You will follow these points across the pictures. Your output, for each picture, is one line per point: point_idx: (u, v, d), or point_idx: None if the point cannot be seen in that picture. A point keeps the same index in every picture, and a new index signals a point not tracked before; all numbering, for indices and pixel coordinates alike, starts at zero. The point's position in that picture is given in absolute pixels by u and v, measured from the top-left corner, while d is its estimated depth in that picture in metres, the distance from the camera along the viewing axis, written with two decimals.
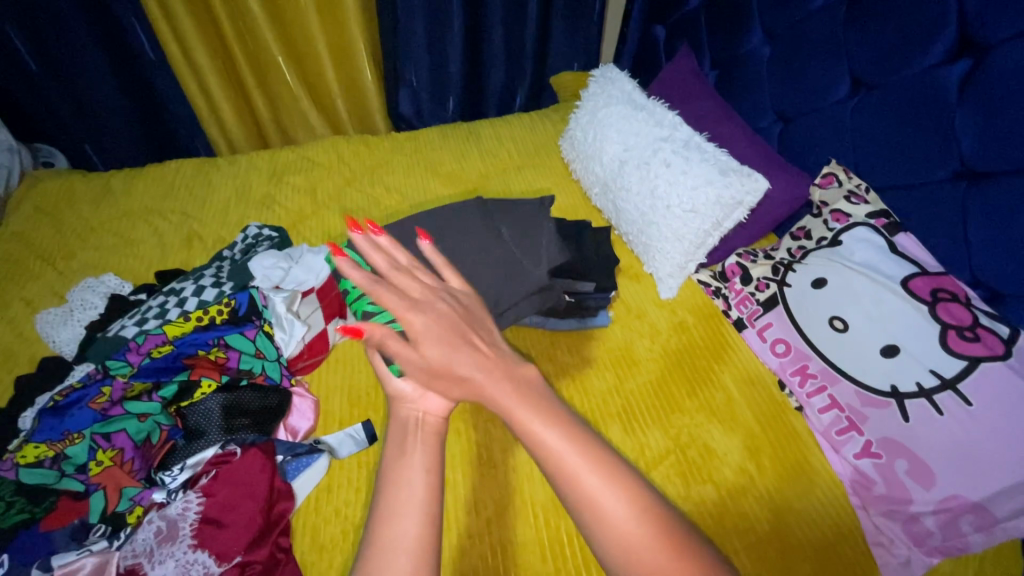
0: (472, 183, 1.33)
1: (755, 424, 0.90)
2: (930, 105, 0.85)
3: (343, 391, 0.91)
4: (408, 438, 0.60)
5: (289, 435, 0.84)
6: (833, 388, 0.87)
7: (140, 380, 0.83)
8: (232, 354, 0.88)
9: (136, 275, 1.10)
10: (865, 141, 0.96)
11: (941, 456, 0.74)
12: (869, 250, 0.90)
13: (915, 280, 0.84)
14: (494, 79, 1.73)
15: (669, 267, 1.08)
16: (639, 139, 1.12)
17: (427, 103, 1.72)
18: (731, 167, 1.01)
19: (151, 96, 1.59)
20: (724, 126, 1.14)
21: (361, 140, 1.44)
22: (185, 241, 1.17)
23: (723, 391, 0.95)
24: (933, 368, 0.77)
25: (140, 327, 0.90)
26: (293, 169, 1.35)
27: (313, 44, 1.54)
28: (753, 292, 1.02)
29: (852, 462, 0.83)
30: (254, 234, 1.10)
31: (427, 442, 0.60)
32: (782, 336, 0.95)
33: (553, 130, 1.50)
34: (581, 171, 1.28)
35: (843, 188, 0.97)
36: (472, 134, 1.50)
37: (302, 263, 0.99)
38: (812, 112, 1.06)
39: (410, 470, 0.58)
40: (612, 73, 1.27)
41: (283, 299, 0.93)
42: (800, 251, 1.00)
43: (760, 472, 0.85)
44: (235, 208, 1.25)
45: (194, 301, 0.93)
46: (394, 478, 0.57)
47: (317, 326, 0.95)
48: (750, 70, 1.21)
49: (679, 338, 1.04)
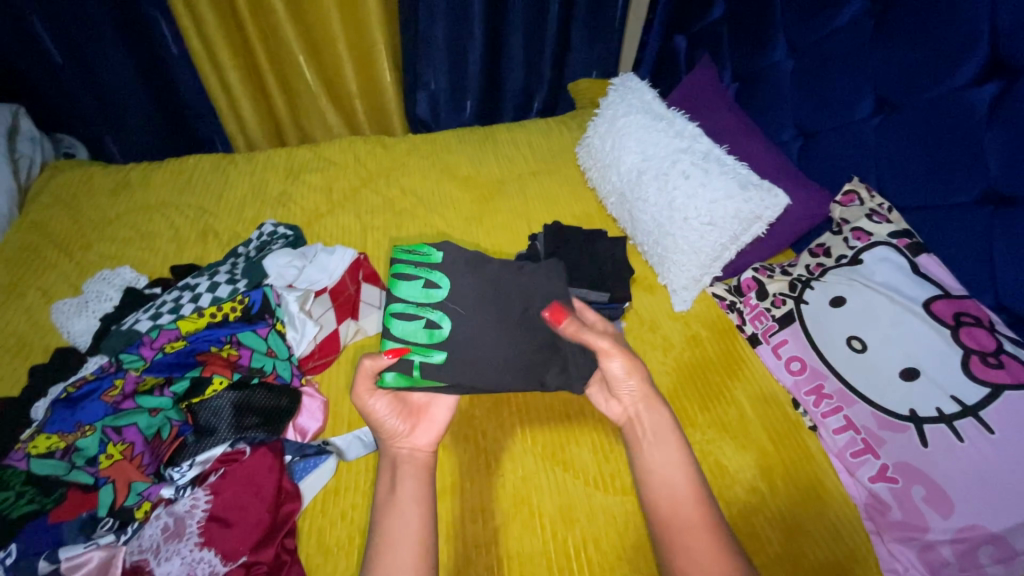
0: (487, 187, 1.33)
1: (767, 443, 0.90)
2: (958, 125, 0.83)
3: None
4: (398, 474, 0.72)
5: (297, 435, 0.84)
6: (849, 409, 0.86)
7: (153, 375, 0.83)
8: (244, 351, 0.89)
9: (151, 268, 1.11)
10: (888, 160, 0.94)
11: (960, 484, 0.72)
12: (890, 270, 0.88)
13: (937, 302, 0.82)
14: (512, 85, 1.73)
15: (684, 280, 1.07)
16: (658, 150, 1.11)
17: (444, 106, 1.72)
18: (751, 181, 1.00)
19: (172, 91, 1.60)
20: (744, 140, 1.13)
21: (377, 140, 1.45)
22: (200, 236, 1.17)
23: (735, 408, 0.94)
24: (955, 395, 0.75)
25: (154, 322, 0.90)
26: (309, 167, 1.36)
27: (333, 44, 1.54)
28: (769, 308, 1.01)
29: (867, 486, 0.81)
30: (269, 231, 1.10)
31: (417, 474, 0.73)
32: (797, 354, 0.94)
33: (569, 136, 1.50)
34: (597, 180, 1.28)
35: (864, 207, 0.96)
36: (488, 138, 1.50)
37: (315, 263, 1.00)
38: (835, 128, 1.05)
39: (402, 502, 0.69)
40: (632, 82, 1.26)
41: (296, 299, 0.94)
42: (819, 268, 0.98)
43: (772, 492, 0.84)
44: (251, 204, 1.25)
45: (207, 297, 0.94)
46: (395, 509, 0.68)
47: (329, 326, 0.96)
48: (772, 84, 1.19)
49: (693, 351, 1.03)
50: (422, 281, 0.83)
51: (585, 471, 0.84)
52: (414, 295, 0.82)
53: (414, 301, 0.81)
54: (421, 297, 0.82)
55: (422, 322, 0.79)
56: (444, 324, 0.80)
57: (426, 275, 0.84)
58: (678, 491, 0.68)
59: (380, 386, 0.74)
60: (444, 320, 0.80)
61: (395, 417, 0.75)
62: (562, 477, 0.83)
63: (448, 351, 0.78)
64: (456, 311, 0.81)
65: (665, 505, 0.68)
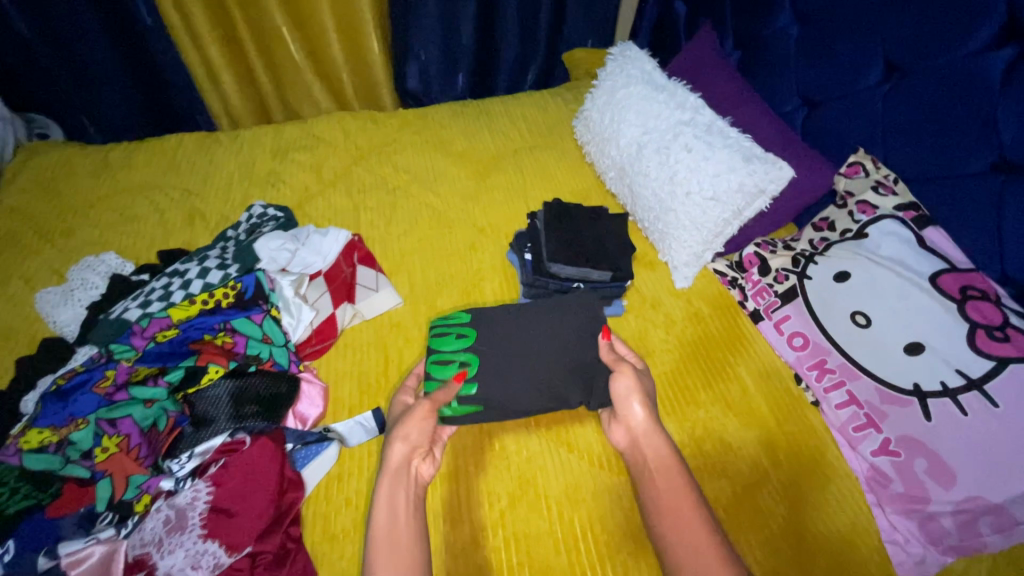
0: (483, 163, 1.30)
1: (770, 419, 0.90)
2: (971, 93, 0.81)
3: (379, 370, 0.92)
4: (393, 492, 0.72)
5: (298, 422, 0.83)
6: (851, 384, 0.85)
7: (145, 365, 0.80)
8: (239, 339, 0.86)
9: (137, 252, 1.06)
10: (895, 130, 0.92)
11: (964, 456, 0.72)
12: (895, 244, 0.87)
13: (943, 276, 0.81)
14: (505, 55, 1.66)
15: (686, 256, 1.05)
16: (659, 122, 1.08)
17: (436, 79, 1.65)
18: (755, 154, 0.97)
19: (150, 66, 1.52)
20: (748, 111, 1.10)
21: (368, 116, 1.39)
22: (187, 219, 1.13)
23: (738, 384, 0.94)
24: (959, 368, 0.75)
25: (143, 310, 0.86)
26: (298, 145, 1.31)
27: (318, 15, 1.46)
28: (772, 284, 1.00)
29: (869, 460, 0.82)
30: (258, 213, 1.09)
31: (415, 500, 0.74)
32: (800, 329, 0.94)
33: (566, 109, 1.45)
34: (596, 154, 1.24)
35: (870, 179, 0.95)
36: (482, 112, 1.45)
37: (309, 246, 1.01)
38: (841, 97, 1.02)
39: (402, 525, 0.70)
40: (630, 50, 1.22)
41: (291, 283, 0.94)
42: (823, 242, 0.97)
43: (775, 467, 0.85)
44: (239, 185, 1.21)
45: (198, 283, 0.91)
46: (394, 536, 0.69)
47: (325, 310, 0.95)
48: (777, 51, 1.15)
49: (695, 329, 1.02)
50: (453, 333, 0.90)
51: (588, 451, 0.83)
52: (447, 344, 0.89)
53: (446, 349, 0.88)
54: (453, 345, 0.89)
55: (455, 365, 0.87)
56: (475, 366, 0.87)
57: (456, 327, 0.91)
58: (680, 500, 0.70)
59: (442, 418, 0.82)
60: (473, 361, 0.87)
61: (414, 438, 0.77)
62: (567, 458, 0.83)
63: (479, 383, 0.85)
64: (483, 351, 0.89)
65: (669, 517, 0.69)
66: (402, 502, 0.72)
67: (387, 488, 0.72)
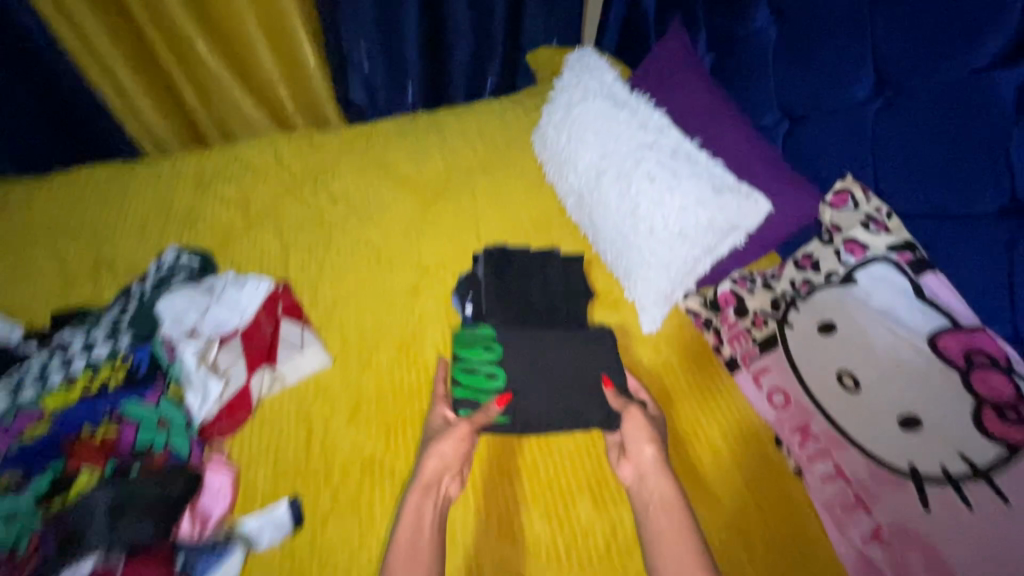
0: (431, 189, 1.16)
1: (744, 494, 0.78)
2: (974, 119, 0.68)
3: (300, 452, 0.80)
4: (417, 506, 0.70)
5: (198, 523, 0.71)
6: (838, 455, 0.73)
7: (8, 471, 0.69)
8: (127, 429, 0.74)
9: (30, 314, 0.94)
10: (887, 155, 0.79)
11: (968, 557, 0.61)
12: (888, 294, 0.76)
13: (943, 337, 0.69)
14: (460, 60, 1.51)
15: (654, 297, 0.91)
16: (620, 145, 0.95)
17: (384, 88, 1.51)
18: (727, 184, 0.85)
19: (59, 92, 1.37)
20: (722, 127, 0.95)
21: (305, 137, 1.26)
22: (91, 269, 1.00)
23: (709, 451, 0.83)
24: (963, 451, 0.63)
25: (14, 399, 0.76)
26: (223, 175, 1.17)
27: (243, 25, 1.31)
28: (749, 329, 0.88)
29: (858, 547, 0.70)
30: (169, 261, 0.96)
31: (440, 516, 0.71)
32: (781, 385, 0.81)
33: (525, 121, 1.31)
34: (554, 176, 1.11)
35: (859, 212, 0.82)
36: (433, 127, 1.31)
37: (222, 301, 0.89)
38: (826, 113, 0.89)
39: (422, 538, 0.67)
40: (590, 59, 1.08)
41: (195, 351, 0.82)
42: (806, 286, 0.86)
43: (750, 555, 0.73)
44: (152, 226, 1.08)
45: (81, 360, 0.80)
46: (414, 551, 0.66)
47: (237, 380, 0.83)
48: (753, 56, 1.01)
49: (663, 382, 0.90)
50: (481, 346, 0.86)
51: (536, 545, 0.72)
52: (476, 355, 0.85)
53: (474, 361, 0.85)
54: (479, 355, 0.85)
55: (485, 377, 0.84)
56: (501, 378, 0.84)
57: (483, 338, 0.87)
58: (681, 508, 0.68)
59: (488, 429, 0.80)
60: (500, 373, 0.84)
61: (449, 457, 0.74)
62: (511, 554, 0.71)
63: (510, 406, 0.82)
64: (509, 365, 0.85)
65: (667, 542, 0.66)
66: (428, 518, 0.69)
67: (414, 500, 0.70)
